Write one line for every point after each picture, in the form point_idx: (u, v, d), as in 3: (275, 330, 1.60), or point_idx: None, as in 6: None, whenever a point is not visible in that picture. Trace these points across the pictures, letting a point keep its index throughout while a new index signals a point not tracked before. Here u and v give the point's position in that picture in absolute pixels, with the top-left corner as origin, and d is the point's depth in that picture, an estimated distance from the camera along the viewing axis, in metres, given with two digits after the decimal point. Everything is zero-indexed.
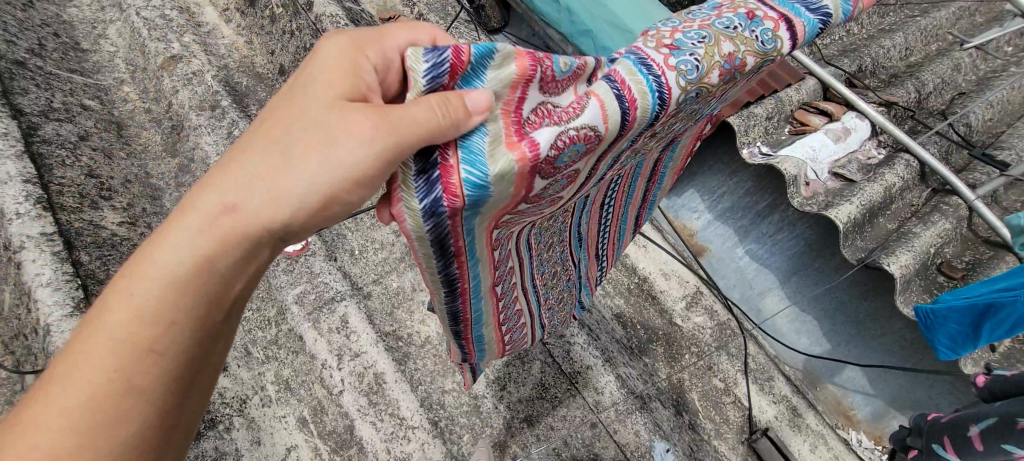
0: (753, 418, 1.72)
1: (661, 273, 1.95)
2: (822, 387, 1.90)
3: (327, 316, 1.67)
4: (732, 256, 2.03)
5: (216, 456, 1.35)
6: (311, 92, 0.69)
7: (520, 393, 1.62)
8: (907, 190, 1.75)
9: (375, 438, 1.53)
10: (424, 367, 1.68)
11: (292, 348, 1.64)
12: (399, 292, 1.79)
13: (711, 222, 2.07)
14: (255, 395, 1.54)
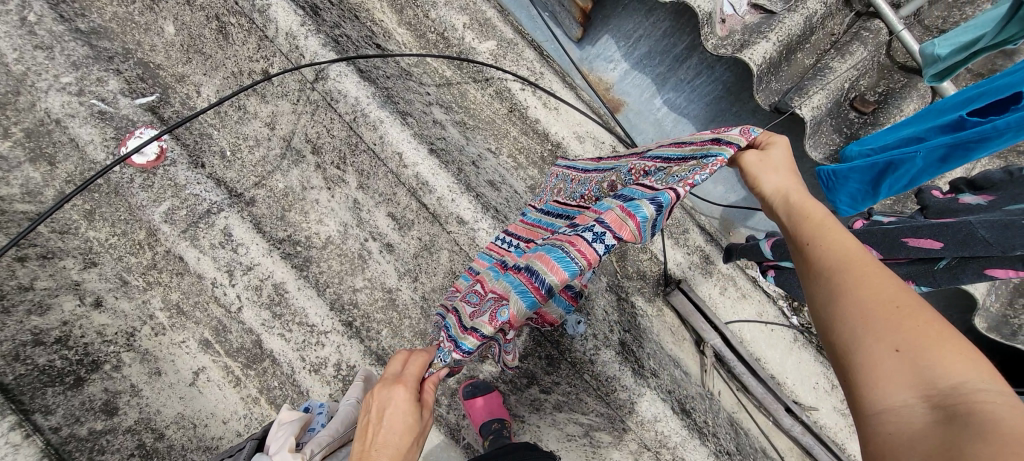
0: (668, 272, 1.76)
1: (574, 136, 1.83)
2: (734, 231, 1.96)
3: (206, 231, 1.49)
4: (650, 109, 1.92)
5: (109, 396, 1.28)
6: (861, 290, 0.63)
7: (433, 283, 1.55)
8: (829, 17, 1.58)
9: (287, 348, 1.48)
10: (330, 270, 1.57)
11: (175, 270, 1.50)
12: (287, 193, 1.60)
13: (629, 72, 1.90)
14: (145, 326, 1.44)
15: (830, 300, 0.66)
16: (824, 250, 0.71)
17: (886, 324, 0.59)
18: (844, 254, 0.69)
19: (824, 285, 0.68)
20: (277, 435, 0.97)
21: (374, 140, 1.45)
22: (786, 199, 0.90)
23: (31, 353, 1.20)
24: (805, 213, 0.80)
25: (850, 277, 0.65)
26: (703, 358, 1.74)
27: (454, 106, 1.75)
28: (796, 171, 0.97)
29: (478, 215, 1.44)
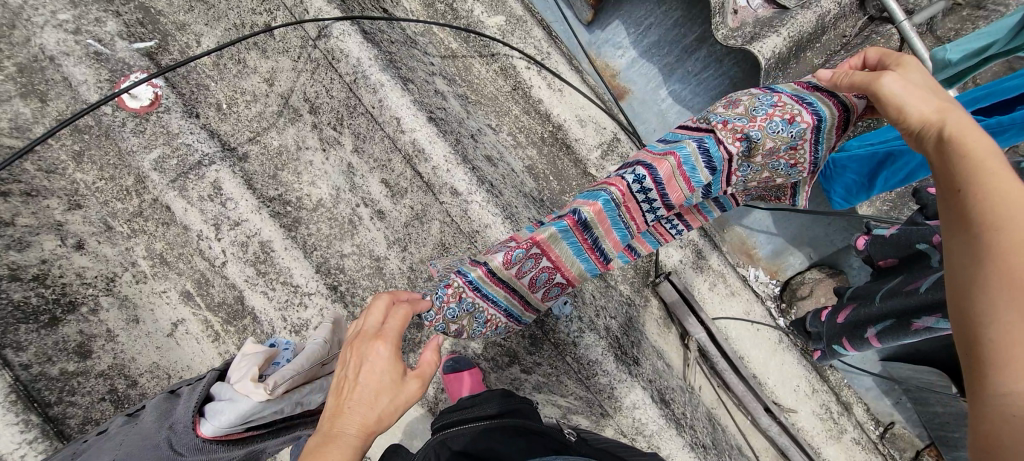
0: (659, 263, 1.75)
1: (576, 119, 1.81)
2: (728, 230, 1.91)
3: (195, 183, 1.47)
4: (654, 99, 1.88)
5: (84, 339, 1.26)
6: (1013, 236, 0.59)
7: (421, 254, 1.53)
8: (841, 19, 1.57)
9: (269, 307, 1.46)
10: (319, 233, 1.55)
11: (161, 219, 1.48)
12: (281, 152, 1.58)
13: (637, 61, 1.87)
14: (126, 273, 1.42)
15: (975, 258, 0.61)
16: (976, 202, 0.64)
17: (1008, 290, 0.56)
18: (996, 200, 0.62)
19: (976, 241, 0.62)
20: (237, 368, 0.97)
21: (373, 103, 1.44)
22: (938, 125, 0.74)
23: (7, 288, 1.18)
24: (964, 150, 0.69)
25: (1005, 242, 0.59)
26: (686, 352, 1.73)
27: (457, 78, 1.72)
28: (954, 95, 0.78)
29: (473, 188, 1.42)
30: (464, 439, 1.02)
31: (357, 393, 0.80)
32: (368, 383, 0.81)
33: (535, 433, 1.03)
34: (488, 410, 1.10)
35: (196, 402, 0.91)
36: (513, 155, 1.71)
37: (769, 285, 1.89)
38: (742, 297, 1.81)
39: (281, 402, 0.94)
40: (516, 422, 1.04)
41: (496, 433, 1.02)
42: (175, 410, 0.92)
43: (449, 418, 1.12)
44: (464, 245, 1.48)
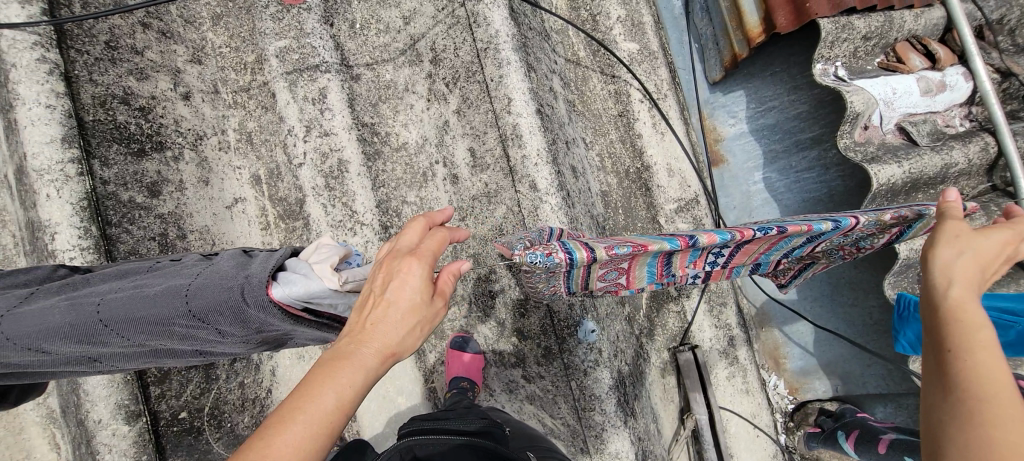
0: (689, 332, 1.73)
1: (666, 167, 1.79)
2: (766, 330, 1.86)
3: (306, 83, 1.53)
4: (747, 179, 1.86)
5: (158, 179, 1.31)
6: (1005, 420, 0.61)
7: (476, 231, 1.54)
8: (965, 175, 1.52)
9: (322, 220, 1.50)
10: (392, 173, 1.60)
11: (262, 103, 1.53)
12: (389, 87, 1.63)
13: (744, 135, 1.86)
14: (214, 137, 1.48)
15: (959, 424, 0.64)
16: (958, 365, 0.67)
17: None
18: (983, 380, 0.64)
19: (961, 404, 0.65)
20: (316, 251, 0.81)
21: (492, 76, 1.45)
22: (942, 292, 0.74)
23: (114, 108, 1.25)
24: (963, 314, 0.70)
25: (986, 415, 0.62)
26: (681, 427, 1.69)
27: (573, 85, 1.74)
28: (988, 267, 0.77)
29: (551, 189, 1.41)
30: (434, 450, 1.07)
31: (368, 342, 0.69)
32: (383, 315, 0.71)
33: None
34: (467, 427, 1.14)
35: (272, 263, 0.76)
36: (595, 175, 1.70)
37: (784, 398, 1.83)
38: (756, 399, 1.77)
39: (347, 298, 0.79)
40: (485, 445, 1.07)
41: (465, 450, 1.07)
42: (253, 263, 0.78)
43: (424, 424, 1.18)
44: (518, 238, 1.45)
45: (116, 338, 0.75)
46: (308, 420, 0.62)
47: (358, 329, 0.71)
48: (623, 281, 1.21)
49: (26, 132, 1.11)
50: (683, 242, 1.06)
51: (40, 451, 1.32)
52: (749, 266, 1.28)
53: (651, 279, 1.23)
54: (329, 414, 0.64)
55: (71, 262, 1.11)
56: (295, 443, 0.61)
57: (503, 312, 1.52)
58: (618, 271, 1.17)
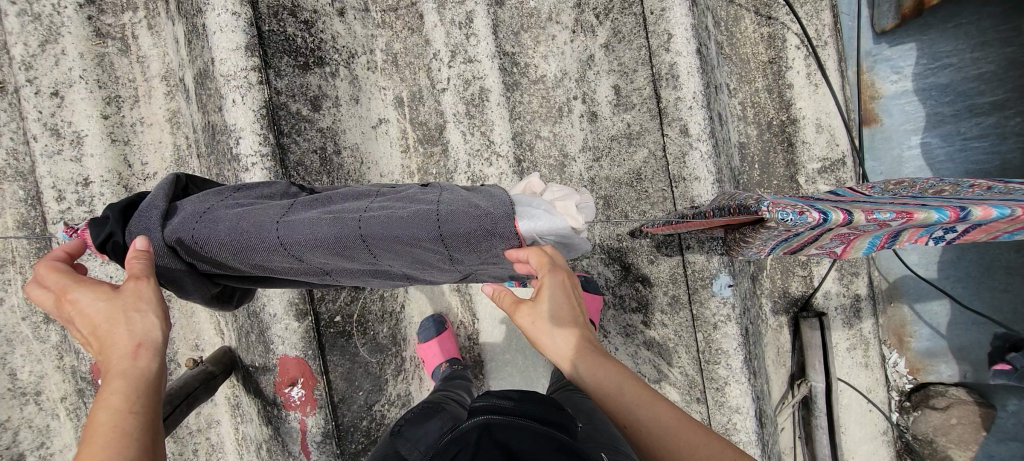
0: (812, 298, 1.67)
1: (815, 123, 1.66)
2: (894, 306, 1.76)
3: (454, 5, 1.50)
4: (903, 143, 1.70)
5: (319, 94, 1.34)
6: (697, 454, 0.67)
7: (611, 173, 1.51)
8: None
9: (461, 148, 1.53)
10: (528, 106, 1.57)
11: (409, 24, 1.53)
12: (533, 14, 1.56)
13: (908, 94, 1.68)
14: (363, 56, 1.49)
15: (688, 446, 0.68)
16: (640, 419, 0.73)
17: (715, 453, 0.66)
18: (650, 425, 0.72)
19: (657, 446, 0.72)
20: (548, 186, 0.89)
21: (653, 9, 1.36)
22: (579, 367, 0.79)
23: (284, 19, 1.27)
24: (612, 392, 0.76)
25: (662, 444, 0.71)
26: (790, 391, 1.67)
27: (723, 25, 1.62)
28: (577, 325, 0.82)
29: (704, 136, 1.33)
30: (512, 433, 0.97)
31: (111, 347, 0.68)
32: (128, 314, 0.71)
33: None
34: (504, 403, 1.07)
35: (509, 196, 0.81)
36: (735, 125, 1.61)
37: (903, 377, 1.76)
38: (874, 373, 1.71)
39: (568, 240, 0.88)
40: (562, 438, 0.97)
41: (540, 439, 0.97)
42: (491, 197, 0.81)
43: (492, 401, 1.09)
44: (659, 184, 1.41)
45: (364, 252, 0.80)
46: (109, 419, 0.62)
47: (105, 331, 0.70)
48: (834, 244, 0.96)
49: (215, 39, 1.18)
50: (955, 213, 0.79)
51: (208, 334, 1.47)
52: (997, 235, 0.95)
53: (867, 246, 0.98)
54: (125, 416, 0.63)
55: (253, 166, 1.19)
56: (104, 442, 0.60)
57: (629, 257, 1.51)
58: (841, 237, 0.92)
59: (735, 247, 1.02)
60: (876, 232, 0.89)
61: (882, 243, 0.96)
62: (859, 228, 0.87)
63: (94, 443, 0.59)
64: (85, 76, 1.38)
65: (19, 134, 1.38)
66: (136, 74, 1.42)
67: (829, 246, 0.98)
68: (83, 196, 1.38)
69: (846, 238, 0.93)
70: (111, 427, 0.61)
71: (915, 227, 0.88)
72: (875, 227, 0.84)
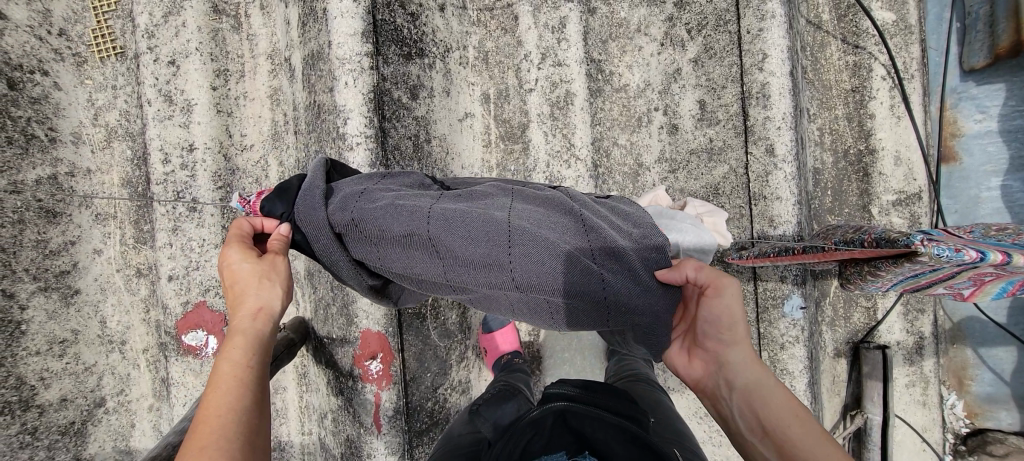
0: (875, 331, 1.65)
1: (894, 155, 1.65)
2: (958, 347, 1.73)
3: (549, 10, 1.57)
4: (981, 183, 1.69)
5: (418, 83, 1.39)
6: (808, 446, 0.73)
7: (687, 186, 1.53)
8: None
9: (542, 148, 1.59)
10: (609, 113, 1.61)
11: (503, 25, 1.58)
12: (622, 25, 1.60)
13: (991, 134, 1.67)
14: (457, 51, 1.53)
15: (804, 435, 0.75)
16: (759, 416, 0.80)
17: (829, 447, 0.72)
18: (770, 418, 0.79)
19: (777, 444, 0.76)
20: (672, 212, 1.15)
21: (750, 28, 1.38)
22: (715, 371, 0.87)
23: (395, 10, 1.33)
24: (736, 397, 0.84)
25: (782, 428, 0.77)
26: (844, 421, 1.65)
27: (809, 50, 1.63)
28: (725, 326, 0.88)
29: (790, 157, 1.35)
30: (583, 421, 1.00)
31: (241, 306, 0.81)
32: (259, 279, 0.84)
33: (651, 452, 0.94)
34: (569, 390, 1.10)
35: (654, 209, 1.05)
36: (811, 151, 1.63)
37: (959, 421, 1.73)
38: (931, 413, 1.68)
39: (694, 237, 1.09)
40: (632, 428, 0.97)
41: (612, 429, 0.99)
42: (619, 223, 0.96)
43: (566, 390, 1.10)
44: (738, 201, 1.43)
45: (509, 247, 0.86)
46: (234, 370, 0.73)
47: (237, 293, 0.82)
48: (961, 286, 1.05)
49: (335, 24, 1.25)
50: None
51: None
52: None
53: (993, 292, 1.07)
54: (245, 368, 0.74)
55: (357, 146, 1.26)
56: (228, 390, 0.71)
57: None
58: (971, 279, 1.02)
59: (858, 280, 1.13)
60: (1006, 276, 0.99)
61: (1011, 289, 1.05)
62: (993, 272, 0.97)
63: (219, 388, 0.71)
64: (200, 48, 1.47)
65: (134, 98, 1.48)
66: (244, 50, 1.51)
67: (953, 288, 1.07)
68: (186, 160, 1.46)
69: (978, 280, 1.02)
70: (235, 376, 0.73)
71: None
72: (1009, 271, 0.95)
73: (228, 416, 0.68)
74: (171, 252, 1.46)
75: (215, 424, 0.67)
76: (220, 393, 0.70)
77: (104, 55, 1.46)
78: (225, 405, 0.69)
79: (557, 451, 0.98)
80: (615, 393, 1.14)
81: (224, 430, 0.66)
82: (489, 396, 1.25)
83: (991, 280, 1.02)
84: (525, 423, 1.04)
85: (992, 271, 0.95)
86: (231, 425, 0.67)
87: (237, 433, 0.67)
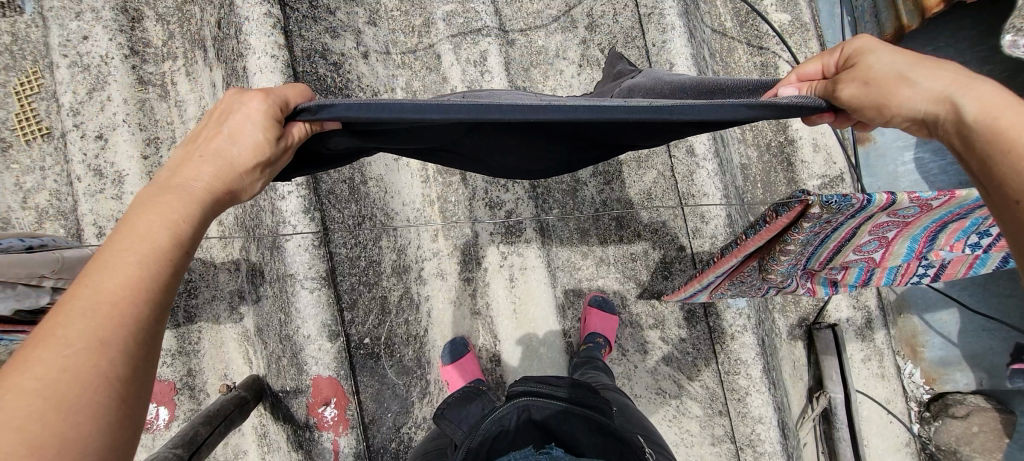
0: (824, 312, 1.71)
1: (811, 142, 1.75)
2: (904, 316, 1.82)
3: (469, 45, 1.64)
4: (897, 157, 1.80)
5: None
6: None
7: (622, 194, 1.59)
8: None
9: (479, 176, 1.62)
10: None
11: (427, 65, 1.64)
12: (541, 52, 1.69)
13: None
14: (385, 94, 1.58)
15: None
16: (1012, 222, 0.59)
17: None
18: None
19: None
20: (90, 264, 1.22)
21: (655, 42, 1.48)
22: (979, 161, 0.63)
23: (316, 61, 1.37)
24: None
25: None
26: (810, 406, 1.67)
27: (719, 56, 1.72)
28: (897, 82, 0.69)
29: (709, 155, 1.44)
30: (551, 414, 1.00)
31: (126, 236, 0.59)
32: (173, 193, 0.64)
33: (618, 440, 0.96)
34: (556, 392, 1.04)
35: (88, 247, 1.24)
36: (737, 148, 1.69)
37: (920, 388, 1.78)
38: (891, 384, 1.72)
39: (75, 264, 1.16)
40: (599, 418, 0.98)
41: (578, 420, 1.00)
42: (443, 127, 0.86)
43: (555, 389, 1.05)
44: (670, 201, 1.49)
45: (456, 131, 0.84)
46: (202, 187, 0.66)
47: (183, 161, 0.69)
48: (854, 262, 1.17)
49: (255, 78, 1.27)
50: None
51: (236, 364, 1.50)
52: (969, 261, 1.15)
53: (880, 270, 1.19)
54: (115, 288, 0.56)
55: (289, 195, 1.26)
56: (29, 385, 0.49)
57: (643, 275, 1.58)
58: (861, 248, 1.11)
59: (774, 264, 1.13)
60: (888, 239, 1.08)
61: (918, 249, 1.12)
62: (893, 222, 1.01)
63: (71, 309, 0.54)
64: (128, 120, 1.48)
65: (64, 177, 1.46)
66: (173, 117, 1.53)
67: (849, 264, 1.18)
68: None
69: (870, 242, 1.08)
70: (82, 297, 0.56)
71: (910, 238, 1.08)
72: (909, 217, 0.99)
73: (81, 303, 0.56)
74: None
75: (122, 300, 0.56)
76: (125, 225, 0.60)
77: (29, 137, 1.45)
78: (68, 348, 0.51)
79: (523, 447, 1.00)
80: (583, 384, 1.11)
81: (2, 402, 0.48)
82: (451, 400, 1.23)
83: (868, 254, 1.14)
84: (491, 422, 1.00)
85: (890, 212, 0.96)
86: (98, 397, 0.52)
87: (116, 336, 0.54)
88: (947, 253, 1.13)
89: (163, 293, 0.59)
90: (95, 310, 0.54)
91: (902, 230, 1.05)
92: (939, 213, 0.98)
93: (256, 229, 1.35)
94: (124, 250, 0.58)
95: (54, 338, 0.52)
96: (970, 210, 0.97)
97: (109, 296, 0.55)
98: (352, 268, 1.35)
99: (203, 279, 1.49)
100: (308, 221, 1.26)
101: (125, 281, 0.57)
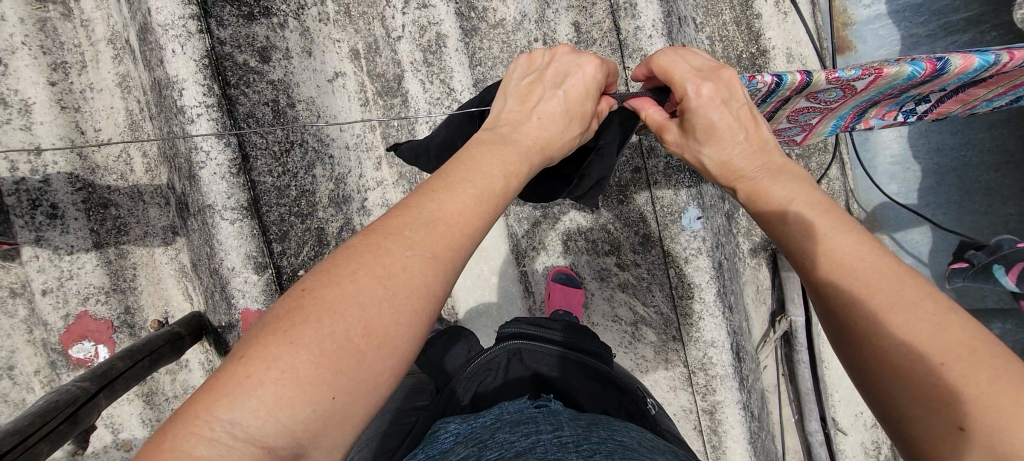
0: None
1: (785, 53, 1.62)
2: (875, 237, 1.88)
3: None
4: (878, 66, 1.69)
5: (267, 45, 1.28)
6: (878, 280, 0.64)
7: None
8: None
9: (421, 97, 1.53)
10: (489, 51, 1.53)
11: None
12: None
13: (880, 17, 1.68)
14: (314, 8, 1.42)
15: (829, 230, 0.70)
16: (812, 259, 0.70)
17: (900, 327, 0.60)
18: (849, 279, 0.65)
19: (841, 317, 0.65)
20: None
21: None
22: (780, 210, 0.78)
23: None
24: (845, 265, 0.67)
25: (857, 285, 0.65)
26: (771, 330, 1.63)
27: None
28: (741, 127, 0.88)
29: None
30: (545, 363, 1.08)
31: (328, 311, 0.60)
32: (399, 272, 0.64)
33: (611, 384, 1.07)
34: (553, 335, 1.13)
35: None
36: None
37: None
38: None
39: None
40: (596, 366, 1.09)
41: (572, 365, 1.09)
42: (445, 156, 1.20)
43: (549, 332, 1.14)
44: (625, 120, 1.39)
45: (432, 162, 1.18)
46: (418, 264, 0.65)
47: (388, 233, 0.67)
48: (802, 125, 1.27)
49: None
50: (929, 66, 0.95)
51: (176, 300, 1.46)
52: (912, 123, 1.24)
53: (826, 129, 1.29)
54: (309, 362, 0.57)
55: (199, 118, 1.15)
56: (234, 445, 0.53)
57: (599, 202, 1.48)
58: (798, 116, 1.21)
59: None
60: (823, 109, 1.17)
61: (856, 113, 1.22)
62: (824, 98, 1.10)
63: (236, 374, 0.57)
64: (27, 42, 1.33)
65: None
66: (82, 39, 1.39)
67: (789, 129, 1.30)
68: (37, 165, 1.33)
69: (805, 111, 1.19)
70: (377, 373, 0.61)
71: (844, 107, 1.16)
72: (835, 94, 1.09)
73: (381, 380, 0.62)
74: (39, 264, 1.35)
75: (308, 365, 0.57)
76: (347, 272, 0.63)
77: None
78: (246, 401, 0.55)
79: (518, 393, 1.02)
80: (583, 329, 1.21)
81: (270, 418, 0.55)
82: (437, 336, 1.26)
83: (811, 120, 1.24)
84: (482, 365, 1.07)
85: (810, 94, 1.08)
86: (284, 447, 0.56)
87: (284, 393, 0.56)
88: (880, 118, 1.23)
89: (369, 352, 0.61)
90: (291, 385, 0.56)
91: (836, 103, 1.13)
92: (867, 90, 1.06)
93: (174, 158, 1.25)
94: (316, 327, 0.59)
95: (233, 400, 0.55)
96: (900, 90, 1.07)
97: (292, 368, 0.57)
98: (280, 199, 1.26)
99: (133, 215, 1.42)
100: (224, 146, 1.17)
101: (318, 354, 0.58)
